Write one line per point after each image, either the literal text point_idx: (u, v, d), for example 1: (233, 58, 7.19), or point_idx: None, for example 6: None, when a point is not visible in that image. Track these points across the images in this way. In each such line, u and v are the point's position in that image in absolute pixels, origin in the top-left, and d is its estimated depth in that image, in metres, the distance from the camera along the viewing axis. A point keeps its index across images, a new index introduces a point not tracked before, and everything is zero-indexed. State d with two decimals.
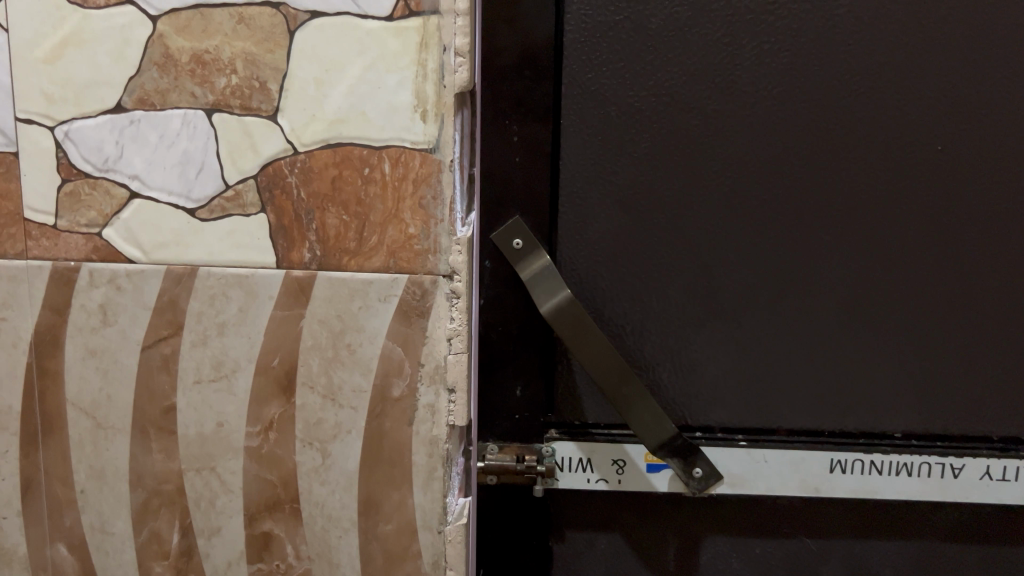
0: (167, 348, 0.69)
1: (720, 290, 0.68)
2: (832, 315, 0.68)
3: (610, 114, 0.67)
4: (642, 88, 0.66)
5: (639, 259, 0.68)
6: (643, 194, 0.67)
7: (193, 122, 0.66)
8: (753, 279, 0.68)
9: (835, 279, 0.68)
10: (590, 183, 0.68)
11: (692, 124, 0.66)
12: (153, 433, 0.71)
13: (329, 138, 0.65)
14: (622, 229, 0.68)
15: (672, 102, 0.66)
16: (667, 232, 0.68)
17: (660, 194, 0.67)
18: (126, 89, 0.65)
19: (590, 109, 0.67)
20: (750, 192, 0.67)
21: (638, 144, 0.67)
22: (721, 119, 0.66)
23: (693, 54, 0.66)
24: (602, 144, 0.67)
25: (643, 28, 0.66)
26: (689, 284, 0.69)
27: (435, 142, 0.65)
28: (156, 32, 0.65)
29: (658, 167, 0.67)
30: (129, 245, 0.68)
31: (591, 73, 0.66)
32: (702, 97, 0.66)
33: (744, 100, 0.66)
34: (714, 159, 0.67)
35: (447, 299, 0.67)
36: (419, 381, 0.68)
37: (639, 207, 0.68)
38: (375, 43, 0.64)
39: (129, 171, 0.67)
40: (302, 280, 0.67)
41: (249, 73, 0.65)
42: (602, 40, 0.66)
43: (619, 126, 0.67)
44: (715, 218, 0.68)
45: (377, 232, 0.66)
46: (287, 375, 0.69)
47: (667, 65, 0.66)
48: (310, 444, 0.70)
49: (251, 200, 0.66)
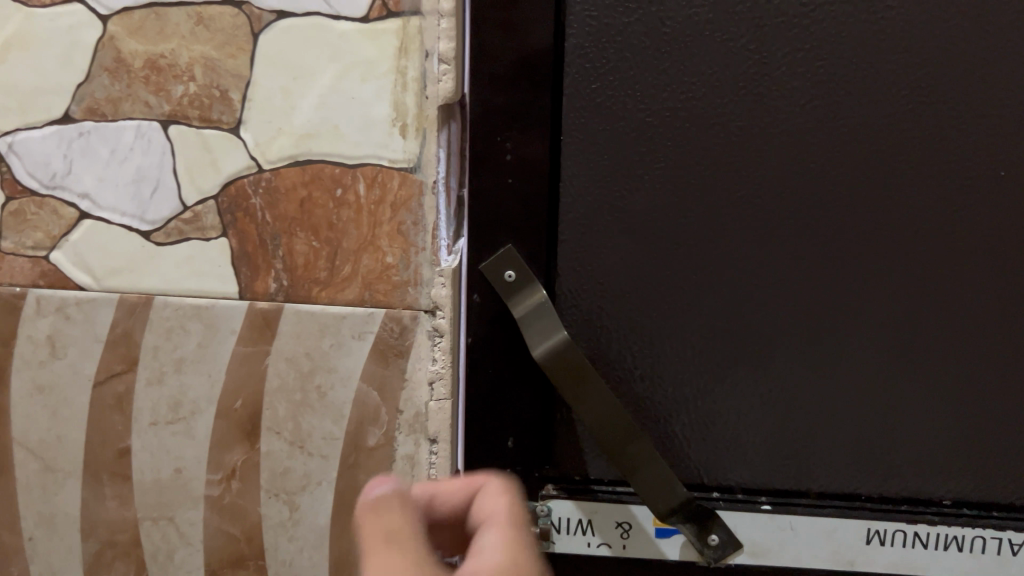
0: (121, 386, 0.62)
1: (745, 335, 0.59)
2: (876, 368, 0.59)
3: (619, 131, 0.57)
4: (657, 102, 0.56)
5: (652, 296, 0.59)
6: (657, 224, 0.58)
7: (148, 135, 0.58)
8: (784, 324, 0.59)
9: (880, 326, 0.58)
10: (595, 211, 0.58)
11: (714, 144, 0.56)
12: (105, 478, 0.64)
13: (297, 154, 0.58)
14: (633, 262, 0.58)
15: (689, 118, 0.56)
16: (686, 268, 0.58)
17: (678, 224, 0.58)
18: (74, 98, 0.58)
19: (596, 124, 0.57)
20: (778, 225, 0.57)
21: (653, 166, 0.57)
22: (748, 138, 0.56)
23: (715, 62, 0.55)
24: (609, 166, 0.57)
25: (658, 31, 0.55)
26: (707, 326, 0.59)
27: (416, 161, 0.57)
28: (108, 35, 0.58)
29: (673, 194, 0.57)
30: (79, 270, 0.61)
31: (595, 84, 0.56)
32: (727, 113, 0.56)
33: (774, 116, 0.56)
34: (735, 185, 0.57)
35: (430, 337, 0.59)
36: (397, 429, 0.60)
37: (653, 239, 0.58)
38: (349, 48, 0.56)
39: (78, 188, 0.60)
40: (268, 313, 0.60)
41: (209, 81, 0.57)
42: (611, 44, 0.56)
43: (631, 144, 0.57)
44: (742, 253, 0.58)
45: (351, 261, 0.58)
46: (250, 420, 0.61)
47: (687, 74, 0.56)
48: (276, 496, 0.62)
49: (211, 223, 0.59)
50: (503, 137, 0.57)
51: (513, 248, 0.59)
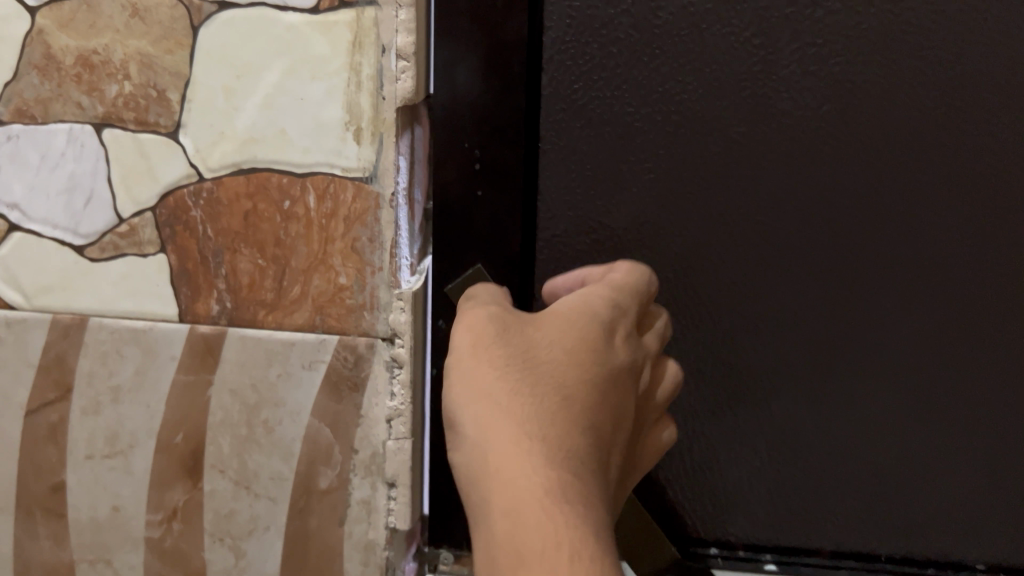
0: (54, 416, 0.56)
1: (746, 375, 0.51)
2: (900, 417, 0.50)
3: (604, 136, 0.49)
4: (643, 105, 0.48)
5: None
6: (645, 246, 0.50)
7: (80, 140, 0.53)
8: (790, 361, 0.51)
9: (902, 367, 0.50)
10: (576, 226, 0.50)
11: (709, 152, 0.48)
12: (39, 515, 0.58)
13: (241, 161, 0.51)
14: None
15: (685, 123, 0.48)
16: (675, 297, 0.51)
17: (669, 247, 0.50)
18: (1, 98, 0.53)
19: (574, 130, 0.49)
20: (787, 246, 0.49)
21: (638, 179, 0.49)
22: (749, 146, 0.48)
23: (715, 58, 0.47)
24: (591, 176, 0.50)
25: (645, 23, 0.47)
26: (704, 359, 0.52)
27: (371, 169, 0.50)
28: (36, 28, 0.52)
29: (665, 209, 0.49)
30: (8, 287, 0.55)
31: (576, 83, 0.49)
32: (724, 117, 0.48)
33: (780, 122, 0.47)
34: (738, 200, 0.49)
35: (388, 368, 0.52)
36: (351, 471, 0.54)
37: (641, 263, 0.50)
38: (297, 42, 0.50)
39: (7, 198, 0.54)
40: (209, 338, 0.54)
41: (145, 79, 0.51)
42: (593, 39, 0.48)
43: (614, 154, 0.49)
44: (741, 279, 0.50)
45: (300, 282, 0.52)
46: (192, 456, 0.55)
47: (678, 73, 0.48)
48: (220, 541, 0.56)
49: (149, 237, 0.53)
50: (466, 138, 0.48)
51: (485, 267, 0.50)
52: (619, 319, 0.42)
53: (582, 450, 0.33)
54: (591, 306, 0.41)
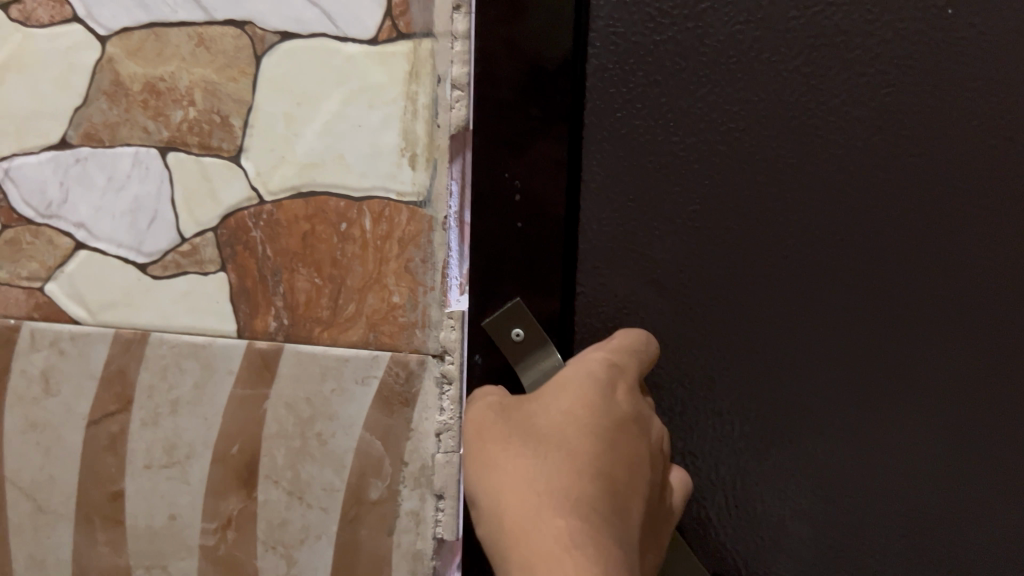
0: (114, 426, 0.59)
1: (815, 458, 0.41)
2: (1009, 519, 0.40)
3: (641, 164, 0.40)
4: (691, 136, 0.40)
5: (684, 392, 0.42)
6: (689, 305, 0.41)
7: (145, 162, 0.55)
8: (860, 437, 0.41)
9: (1012, 450, 0.39)
10: (607, 270, 0.41)
11: (759, 184, 0.39)
12: (98, 522, 0.60)
13: (300, 185, 0.54)
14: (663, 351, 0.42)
15: (732, 148, 0.39)
16: (730, 367, 0.41)
17: (721, 308, 0.41)
18: (71, 123, 0.55)
19: (611, 164, 0.40)
20: (857, 294, 0.40)
21: (683, 223, 0.40)
22: (822, 189, 0.39)
23: (766, 75, 0.39)
24: (623, 210, 0.41)
25: (698, 44, 0.39)
26: (758, 433, 0.42)
27: (425, 194, 0.53)
28: (106, 56, 0.54)
29: (710, 251, 0.40)
30: (73, 303, 0.58)
31: (605, 100, 0.40)
32: (785, 148, 0.39)
33: (846, 149, 0.39)
34: (796, 238, 0.39)
35: (438, 384, 0.54)
36: (401, 483, 0.56)
37: (689, 322, 0.41)
38: (356, 71, 0.52)
39: (74, 218, 0.57)
40: (266, 353, 0.56)
41: (209, 106, 0.54)
42: (637, 67, 0.40)
43: (657, 192, 0.40)
44: (808, 348, 0.40)
45: (355, 300, 0.54)
46: (247, 466, 0.57)
47: (734, 100, 0.39)
48: (272, 549, 0.58)
49: (210, 257, 0.55)
50: (505, 168, 0.41)
51: (519, 300, 0.41)
52: (617, 378, 0.37)
53: (598, 524, 0.32)
54: (588, 375, 0.37)
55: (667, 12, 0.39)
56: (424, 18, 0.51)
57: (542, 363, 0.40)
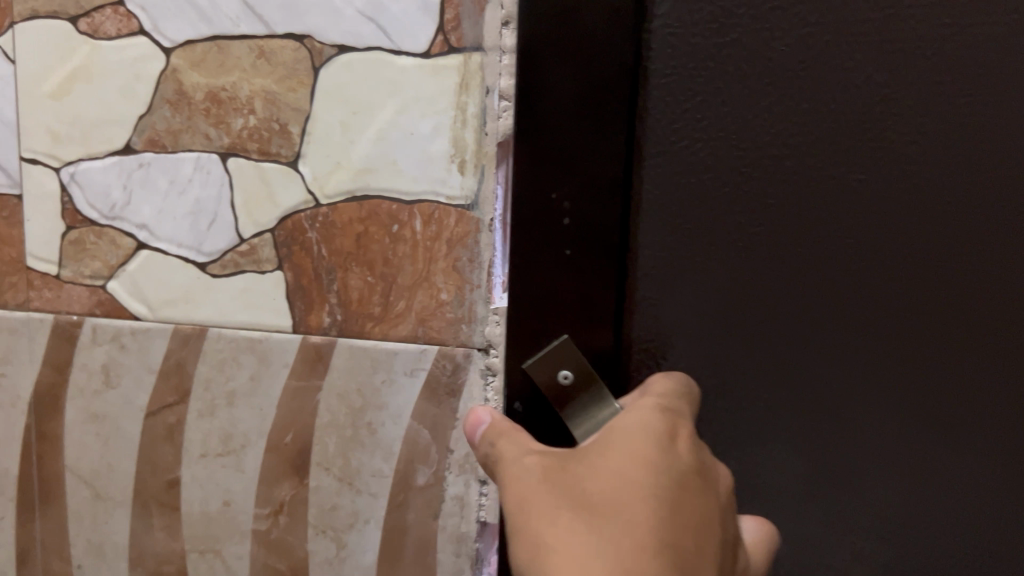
0: (172, 417, 0.62)
1: (826, 417, 0.48)
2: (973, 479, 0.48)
3: (696, 163, 0.45)
4: (745, 150, 0.45)
5: (720, 357, 0.48)
6: (737, 297, 0.47)
7: (207, 167, 0.58)
8: (869, 401, 0.48)
9: (989, 425, 0.47)
10: (658, 251, 0.47)
11: (802, 188, 0.45)
12: (154, 509, 0.63)
13: (355, 189, 0.57)
14: (707, 334, 0.48)
15: (781, 157, 0.45)
16: (763, 338, 0.47)
17: (766, 299, 0.47)
18: (136, 129, 0.59)
19: (673, 172, 0.46)
20: (880, 286, 0.45)
21: (735, 222, 0.46)
22: (853, 193, 0.45)
23: (818, 91, 0.44)
24: (678, 202, 0.46)
25: (753, 69, 0.44)
26: (783, 393, 0.48)
27: (473, 198, 0.56)
28: (170, 67, 0.58)
29: (755, 243, 0.46)
30: (135, 300, 0.61)
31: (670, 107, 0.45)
32: (824, 155, 0.44)
33: (878, 154, 0.44)
34: (829, 234, 0.45)
35: (482, 376, 0.58)
36: (447, 469, 0.59)
37: (728, 299, 0.47)
38: (409, 83, 0.55)
39: (137, 219, 0.60)
40: (321, 347, 0.59)
41: (269, 114, 0.57)
42: (699, 73, 0.44)
43: (705, 186, 0.46)
44: (831, 327, 0.47)
45: (405, 297, 0.58)
46: (300, 454, 0.61)
47: (786, 120, 0.44)
48: (323, 532, 0.61)
49: (267, 256, 0.59)
50: (552, 188, 0.46)
51: (569, 339, 0.48)
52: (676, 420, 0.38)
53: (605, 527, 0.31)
54: (645, 419, 0.38)
55: (729, 38, 0.44)
56: (474, 34, 0.54)
57: (596, 409, 0.46)
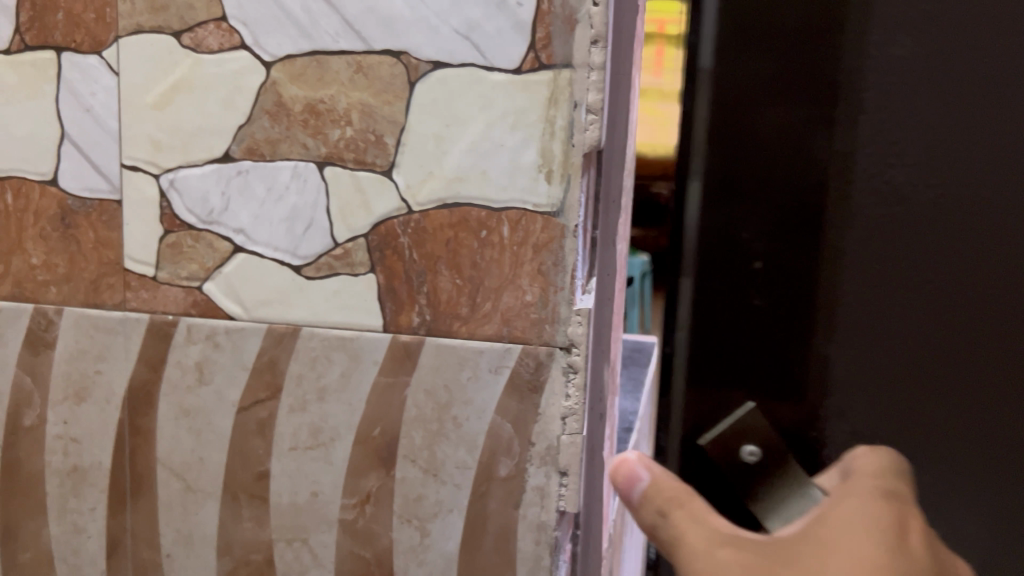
0: (264, 412, 0.65)
1: None
2: None
3: (929, 152, 0.33)
4: (958, 183, 0.33)
5: (935, 416, 0.35)
6: (930, 371, 0.35)
7: (304, 175, 0.62)
8: None
9: None
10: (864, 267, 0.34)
11: None
12: (244, 500, 0.66)
13: (446, 197, 0.61)
14: (906, 423, 0.36)
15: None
16: (998, 393, 0.35)
17: (964, 372, 0.35)
18: (235, 138, 0.62)
19: (871, 215, 0.34)
20: None
21: (966, 279, 0.34)
22: None
23: None
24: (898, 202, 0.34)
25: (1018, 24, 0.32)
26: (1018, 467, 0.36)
27: (558, 205, 0.59)
28: (270, 80, 0.61)
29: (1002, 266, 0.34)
30: (230, 300, 0.64)
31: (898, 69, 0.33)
32: None
33: None
34: None
35: (563, 373, 0.61)
36: (528, 461, 0.62)
37: (960, 337, 0.34)
38: (501, 97, 0.59)
39: (234, 224, 0.63)
40: (409, 345, 0.63)
41: (365, 126, 0.60)
42: (943, 23, 0.32)
43: (943, 185, 0.33)
44: None
45: (491, 298, 0.61)
46: (386, 447, 0.64)
47: (1004, 133, 0.33)
48: (408, 522, 0.65)
49: (360, 259, 0.62)
50: (742, 225, 0.35)
51: (754, 407, 0.36)
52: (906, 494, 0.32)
53: None
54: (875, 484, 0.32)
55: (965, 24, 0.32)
56: (564, 51, 0.57)
57: (792, 500, 0.34)
